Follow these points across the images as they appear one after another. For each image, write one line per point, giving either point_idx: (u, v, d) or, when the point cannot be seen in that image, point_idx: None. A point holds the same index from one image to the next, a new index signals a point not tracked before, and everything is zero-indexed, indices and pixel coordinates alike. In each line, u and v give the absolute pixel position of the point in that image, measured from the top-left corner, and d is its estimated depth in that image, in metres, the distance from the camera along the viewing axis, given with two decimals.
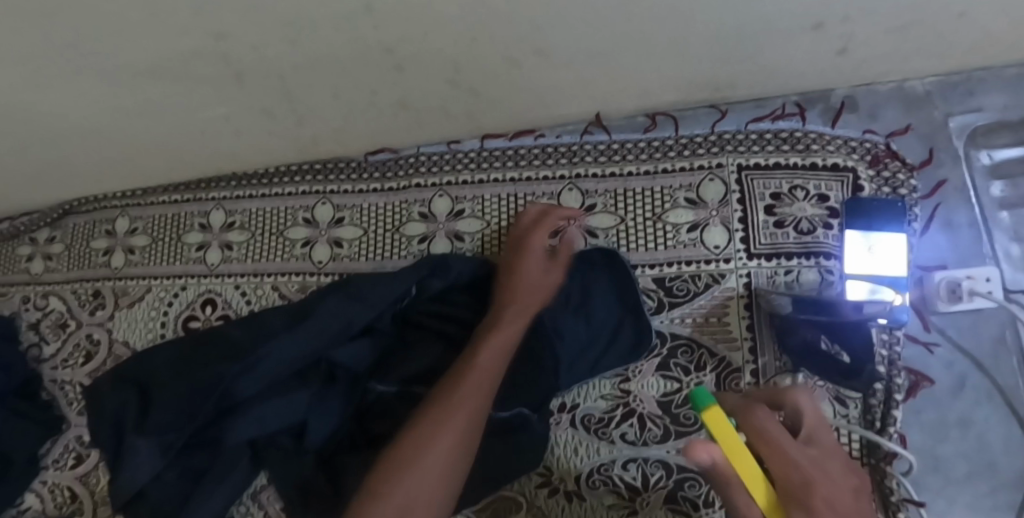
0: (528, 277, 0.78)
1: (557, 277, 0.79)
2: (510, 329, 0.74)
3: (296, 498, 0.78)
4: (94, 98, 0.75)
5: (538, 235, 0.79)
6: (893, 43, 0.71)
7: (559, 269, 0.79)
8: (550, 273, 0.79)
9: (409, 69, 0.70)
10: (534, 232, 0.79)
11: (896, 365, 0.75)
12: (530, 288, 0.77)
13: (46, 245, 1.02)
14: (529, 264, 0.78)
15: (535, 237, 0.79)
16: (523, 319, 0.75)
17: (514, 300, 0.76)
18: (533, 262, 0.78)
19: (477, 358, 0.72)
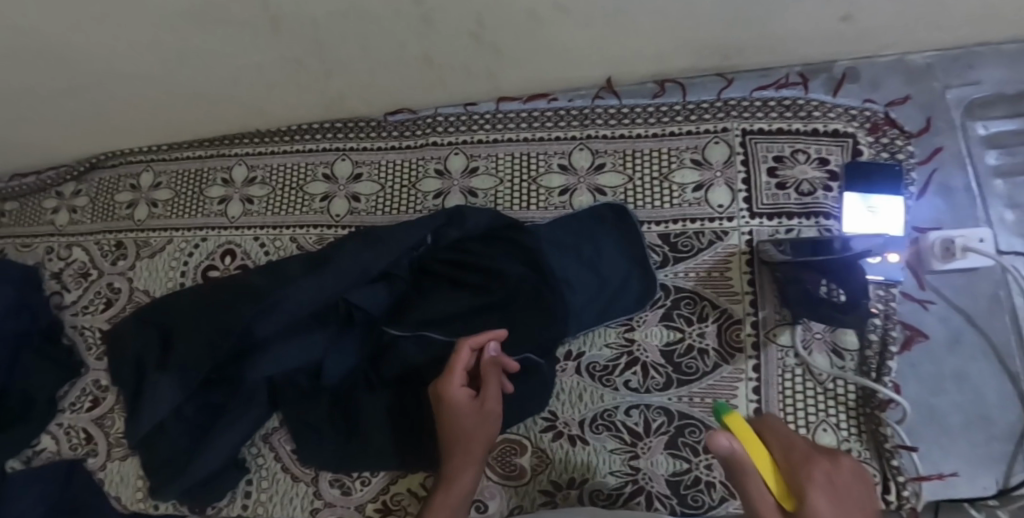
0: (479, 433, 0.74)
1: (492, 406, 0.74)
2: (461, 481, 0.73)
3: (310, 436, 0.82)
4: (134, 42, 0.79)
5: (458, 375, 0.73)
6: (894, 12, 0.75)
7: (492, 400, 0.74)
8: (485, 407, 0.74)
9: (434, 22, 0.74)
10: (454, 373, 0.73)
11: (892, 319, 0.77)
12: (472, 430, 0.73)
13: (71, 198, 1.05)
14: (462, 413, 0.73)
15: (455, 381, 0.73)
16: (472, 465, 0.73)
17: (459, 450, 0.73)
18: (476, 416, 0.73)
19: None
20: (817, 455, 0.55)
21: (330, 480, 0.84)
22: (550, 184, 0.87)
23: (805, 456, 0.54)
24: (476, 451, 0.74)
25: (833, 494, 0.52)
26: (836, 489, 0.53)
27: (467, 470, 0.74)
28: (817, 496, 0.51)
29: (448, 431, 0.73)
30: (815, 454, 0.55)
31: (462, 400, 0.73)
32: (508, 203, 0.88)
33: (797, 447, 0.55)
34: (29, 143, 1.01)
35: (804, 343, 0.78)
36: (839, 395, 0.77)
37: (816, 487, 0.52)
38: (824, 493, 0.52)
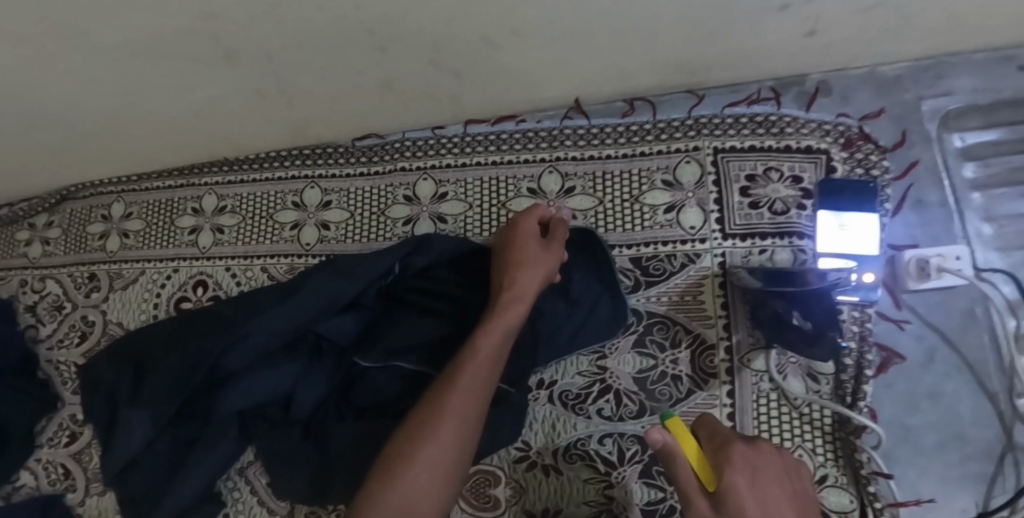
0: (534, 277, 0.74)
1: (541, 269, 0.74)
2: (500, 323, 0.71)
3: (282, 468, 0.81)
4: (90, 75, 0.78)
5: (528, 240, 0.76)
6: (862, 24, 0.73)
7: (546, 269, 0.75)
8: (535, 264, 0.74)
9: (391, 50, 0.72)
10: (525, 218, 0.77)
11: (866, 342, 0.76)
12: (520, 290, 0.73)
13: (43, 229, 1.05)
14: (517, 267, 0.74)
15: (525, 243, 0.75)
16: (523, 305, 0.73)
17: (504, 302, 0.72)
18: (537, 259, 0.75)
19: (461, 377, 0.69)
20: (739, 441, 0.59)
21: (306, 513, 0.84)
22: (520, 208, 0.86)
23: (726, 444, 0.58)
24: (518, 305, 0.73)
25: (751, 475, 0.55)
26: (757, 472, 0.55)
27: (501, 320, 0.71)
28: (736, 474, 0.54)
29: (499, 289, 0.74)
30: (738, 440, 0.59)
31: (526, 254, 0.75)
32: (478, 228, 0.87)
33: (722, 436, 0.59)
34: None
35: (778, 367, 0.77)
36: (815, 420, 0.76)
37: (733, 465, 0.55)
38: (745, 472, 0.55)
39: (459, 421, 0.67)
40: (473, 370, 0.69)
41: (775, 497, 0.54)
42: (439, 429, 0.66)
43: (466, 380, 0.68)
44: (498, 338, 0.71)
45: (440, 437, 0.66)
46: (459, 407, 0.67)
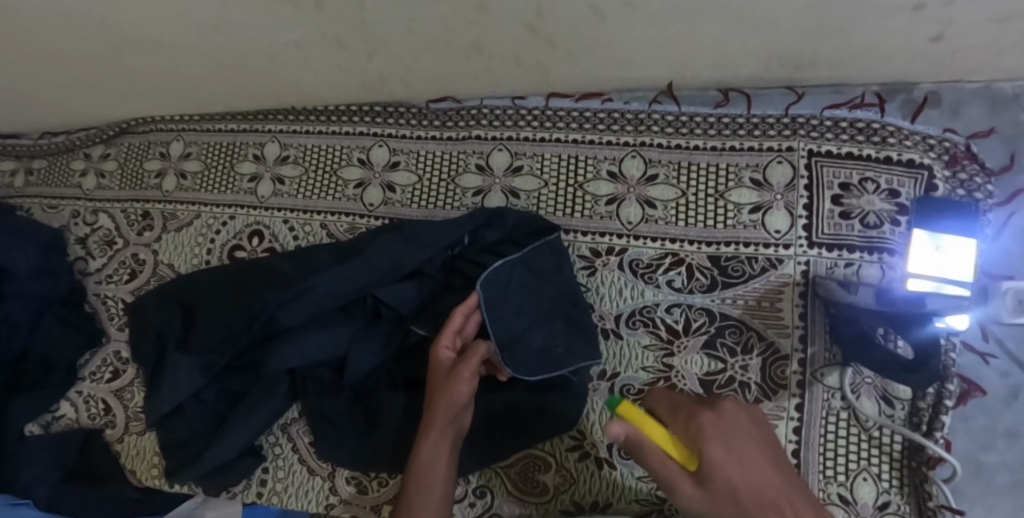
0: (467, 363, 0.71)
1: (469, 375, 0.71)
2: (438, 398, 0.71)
3: (328, 432, 0.80)
4: (168, 5, 0.75)
5: (444, 341, 0.73)
6: (995, 34, 0.67)
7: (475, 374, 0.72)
8: (460, 367, 0.71)
9: (492, 10, 0.68)
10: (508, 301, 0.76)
11: (951, 371, 0.73)
12: (453, 398, 0.70)
13: (99, 162, 1.03)
14: (440, 375, 0.72)
15: (440, 346, 0.73)
16: (455, 385, 0.70)
17: (433, 411, 0.71)
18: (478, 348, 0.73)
19: (427, 439, 0.70)
20: (700, 407, 0.57)
21: (347, 477, 0.83)
22: (597, 191, 0.83)
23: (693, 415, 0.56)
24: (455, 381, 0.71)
25: (730, 448, 0.54)
26: (730, 439, 0.55)
27: (436, 426, 0.70)
28: (716, 452, 0.53)
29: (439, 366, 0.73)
30: (702, 409, 0.57)
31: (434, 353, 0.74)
32: (551, 208, 0.83)
33: (686, 408, 0.57)
34: (59, 100, 0.99)
35: (853, 387, 0.74)
36: (884, 445, 0.73)
37: (711, 446, 0.53)
38: (719, 444, 0.54)
39: (436, 477, 0.69)
40: (435, 436, 0.70)
41: (759, 462, 0.54)
42: (428, 487, 0.69)
43: (433, 442, 0.70)
44: (440, 408, 0.70)
45: (423, 493, 0.69)
46: (435, 468, 0.70)
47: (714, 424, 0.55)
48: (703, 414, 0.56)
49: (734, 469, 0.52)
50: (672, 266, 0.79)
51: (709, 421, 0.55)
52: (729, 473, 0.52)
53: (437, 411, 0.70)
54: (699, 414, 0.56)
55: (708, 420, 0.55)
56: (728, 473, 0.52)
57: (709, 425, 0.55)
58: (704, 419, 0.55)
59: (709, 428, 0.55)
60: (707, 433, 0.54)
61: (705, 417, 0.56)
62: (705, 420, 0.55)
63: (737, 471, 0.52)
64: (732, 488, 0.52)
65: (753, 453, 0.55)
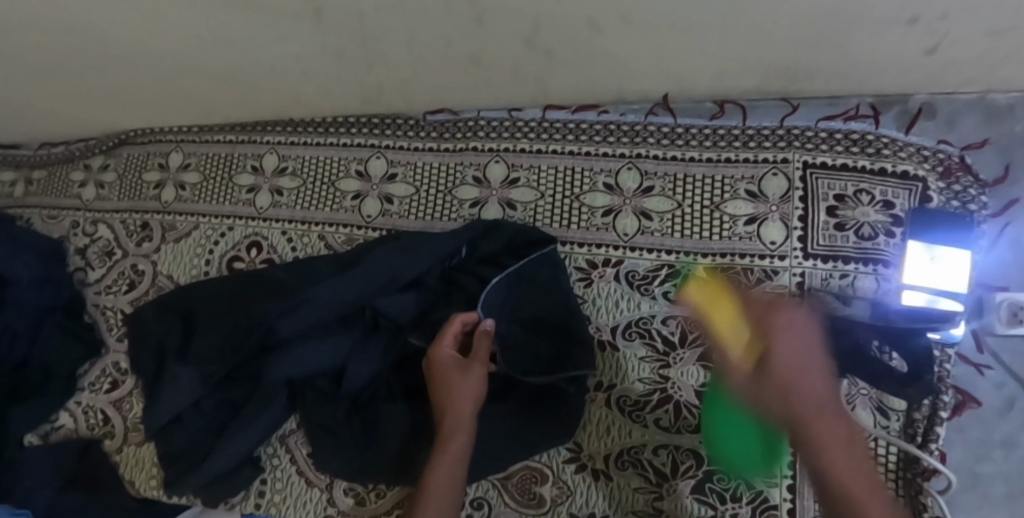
0: (476, 360, 0.74)
1: (484, 370, 0.74)
2: (453, 391, 0.72)
3: (327, 443, 0.80)
4: (168, 20, 0.75)
5: (447, 341, 0.75)
6: (989, 46, 0.68)
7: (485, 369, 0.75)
8: (475, 364, 0.74)
9: (489, 23, 0.69)
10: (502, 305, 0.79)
11: (946, 383, 0.74)
12: (467, 391, 0.72)
13: (99, 172, 1.04)
14: (451, 372, 0.73)
15: (443, 346, 0.75)
16: (470, 379, 0.73)
17: (450, 403, 0.72)
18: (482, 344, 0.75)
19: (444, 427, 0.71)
20: (779, 303, 0.57)
21: (345, 488, 0.83)
22: (593, 203, 0.83)
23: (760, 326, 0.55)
24: (468, 376, 0.73)
25: (796, 341, 0.54)
26: (802, 343, 0.54)
27: (453, 415, 0.71)
28: (777, 334, 0.54)
29: (444, 364, 0.74)
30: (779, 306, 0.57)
31: (438, 355, 0.75)
32: (548, 219, 0.84)
33: (765, 302, 0.58)
34: (59, 111, 0.99)
35: (847, 398, 0.73)
36: (879, 457, 0.73)
37: (778, 337, 0.54)
38: (787, 339, 0.54)
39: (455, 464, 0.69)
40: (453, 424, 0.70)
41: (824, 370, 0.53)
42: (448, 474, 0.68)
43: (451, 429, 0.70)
44: (457, 399, 0.72)
45: (443, 481, 0.68)
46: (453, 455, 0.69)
47: (786, 326, 0.55)
48: (779, 311, 0.56)
49: (793, 391, 0.51)
50: (668, 277, 0.80)
51: (778, 313, 0.56)
52: (784, 357, 0.52)
53: (453, 403, 0.72)
54: (775, 309, 0.56)
55: (781, 316, 0.56)
56: (787, 376, 0.51)
57: (779, 319, 0.55)
58: (779, 318, 0.55)
59: (779, 323, 0.55)
60: (777, 330, 0.54)
61: (781, 314, 0.56)
62: (779, 314, 0.56)
63: (792, 355, 0.53)
64: (785, 371, 0.52)
65: (823, 363, 0.53)
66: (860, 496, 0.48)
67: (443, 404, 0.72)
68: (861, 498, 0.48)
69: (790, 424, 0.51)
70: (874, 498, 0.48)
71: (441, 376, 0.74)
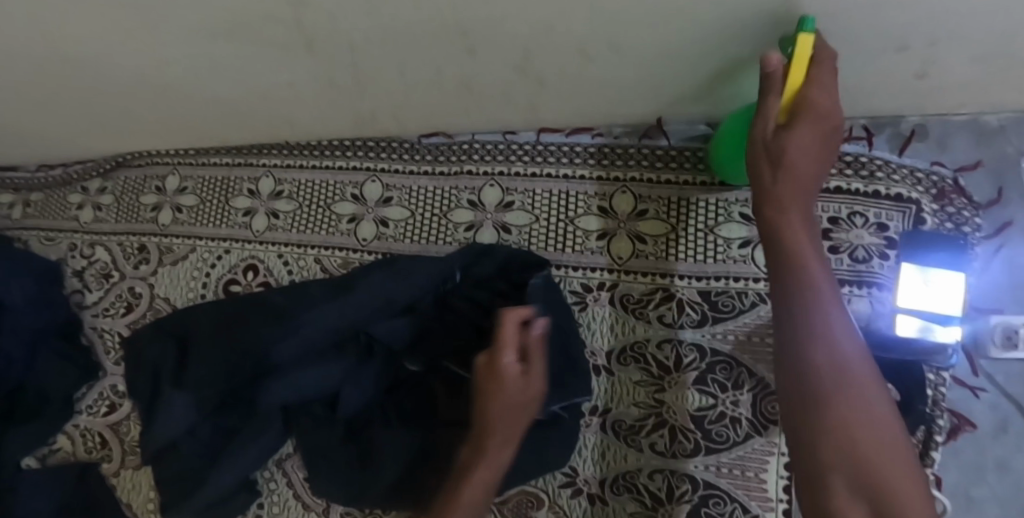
0: (534, 375, 0.71)
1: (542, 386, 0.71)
2: (506, 404, 0.69)
3: (323, 468, 0.81)
4: (161, 52, 0.75)
5: (508, 349, 0.70)
6: (981, 70, 0.68)
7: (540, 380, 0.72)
8: (534, 375, 0.71)
9: (480, 53, 0.69)
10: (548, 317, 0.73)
11: (940, 407, 0.74)
12: (520, 403, 0.70)
13: (96, 195, 1.04)
14: (510, 384, 0.70)
15: (505, 355, 0.69)
16: (528, 394, 0.70)
17: (499, 417, 0.69)
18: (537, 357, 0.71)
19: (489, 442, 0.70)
20: (815, 110, 0.57)
21: (341, 512, 0.84)
22: (588, 226, 0.84)
23: (817, 52, 0.57)
24: (524, 389, 0.70)
25: (799, 177, 0.59)
26: (807, 159, 0.59)
27: (499, 429, 0.70)
28: (792, 147, 0.58)
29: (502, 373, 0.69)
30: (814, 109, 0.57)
31: (500, 363, 0.70)
32: (543, 243, 0.84)
33: (809, 93, 0.57)
34: (54, 136, 0.99)
35: None
36: None
37: (791, 155, 0.58)
38: (796, 161, 0.58)
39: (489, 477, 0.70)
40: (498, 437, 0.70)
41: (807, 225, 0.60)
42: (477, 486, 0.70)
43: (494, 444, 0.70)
44: (508, 413, 0.70)
45: (475, 489, 0.70)
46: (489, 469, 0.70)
47: (805, 147, 0.58)
48: (801, 121, 0.57)
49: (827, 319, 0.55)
50: (663, 301, 0.80)
51: (805, 142, 0.58)
52: (779, 179, 0.59)
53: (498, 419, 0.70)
54: (802, 112, 0.57)
55: (802, 128, 0.58)
56: (778, 196, 0.60)
57: (801, 140, 0.58)
58: (800, 127, 0.58)
59: (798, 142, 0.58)
60: (791, 143, 0.58)
61: (800, 130, 0.58)
62: (802, 130, 0.58)
63: (787, 193, 0.59)
64: (778, 181, 0.59)
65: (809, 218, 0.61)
66: (840, 359, 0.53)
67: (490, 414, 0.70)
68: (843, 363, 0.53)
69: (773, 197, 0.60)
70: (859, 362, 0.53)
71: (495, 385, 0.69)
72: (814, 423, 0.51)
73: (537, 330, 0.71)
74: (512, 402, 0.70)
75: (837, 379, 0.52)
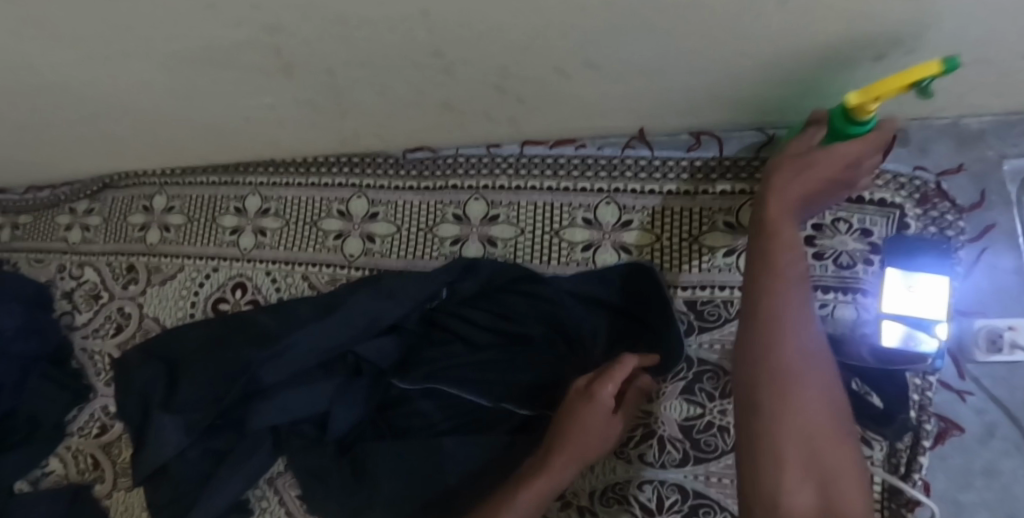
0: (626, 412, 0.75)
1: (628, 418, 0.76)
2: (601, 437, 0.72)
3: (316, 487, 0.80)
4: (138, 78, 0.75)
5: (615, 379, 0.71)
6: (957, 76, 0.68)
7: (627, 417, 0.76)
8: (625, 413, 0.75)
9: (457, 72, 0.69)
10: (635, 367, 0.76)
11: (927, 411, 0.75)
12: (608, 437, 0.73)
13: (84, 215, 1.04)
14: (600, 408, 0.71)
15: (610, 383, 0.71)
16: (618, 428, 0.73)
17: (590, 446, 0.71)
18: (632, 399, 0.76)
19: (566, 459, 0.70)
20: (838, 151, 0.63)
21: None
22: (573, 237, 0.84)
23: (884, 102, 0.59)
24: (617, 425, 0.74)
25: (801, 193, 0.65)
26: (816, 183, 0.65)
27: (582, 459, 0.71)
28: (805, 166, 0.65)
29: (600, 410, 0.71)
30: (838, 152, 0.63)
31: (602, 388, 0.71)
32: (529, 256, 0.85)
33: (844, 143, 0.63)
34: (38, 161, 0.99)
35: None
36: None
37: (796, 179, 0.65)
38: (802, 180, 0.65)
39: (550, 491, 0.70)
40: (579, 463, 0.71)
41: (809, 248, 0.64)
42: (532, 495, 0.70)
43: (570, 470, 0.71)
44: (598, 447, 0.72)
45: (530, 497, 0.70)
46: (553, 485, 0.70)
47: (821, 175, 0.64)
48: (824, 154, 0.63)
49: (794, 315, 0.60)
50: None
51: (818, 170, 0.64)
52: (785, 187, 0.65)
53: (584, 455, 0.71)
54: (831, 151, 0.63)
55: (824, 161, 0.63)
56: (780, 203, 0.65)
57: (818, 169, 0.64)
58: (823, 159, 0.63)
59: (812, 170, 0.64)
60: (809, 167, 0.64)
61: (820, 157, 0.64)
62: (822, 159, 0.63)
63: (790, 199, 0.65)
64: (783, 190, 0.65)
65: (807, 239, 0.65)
66: (803, 369, 0.57)
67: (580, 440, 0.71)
68: (804, 372, 0.57)
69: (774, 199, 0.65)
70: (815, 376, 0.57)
71: (587, 405, 0.71)
72: (765, 402, 0.56)
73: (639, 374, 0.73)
74: (605, 432, 0.72)
75: (797, 377, 0.57)
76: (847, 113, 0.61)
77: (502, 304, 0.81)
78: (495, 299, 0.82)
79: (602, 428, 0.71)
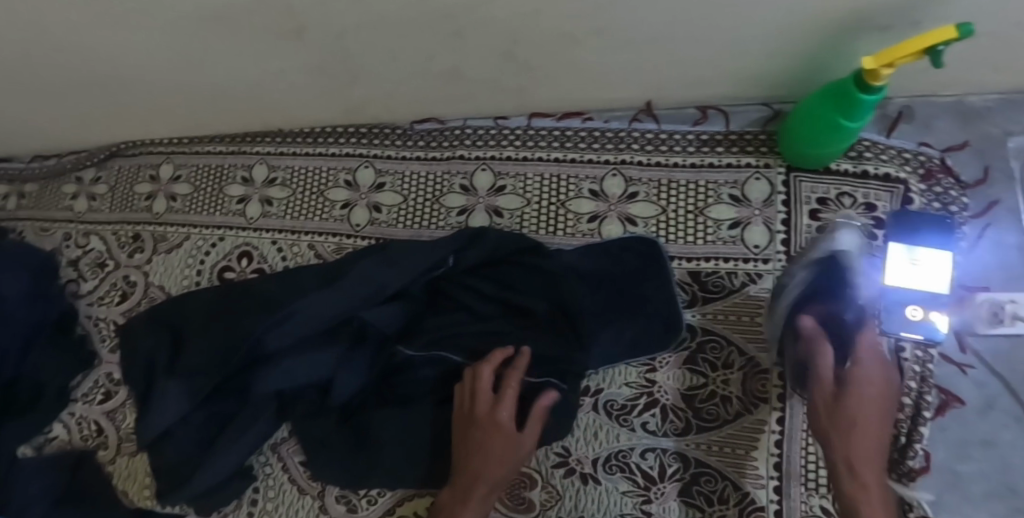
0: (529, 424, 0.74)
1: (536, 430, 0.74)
2: (494, 449, 0.72)
3: (320, 452, 0.81)
4: (149, 40, 0.75)
5: (509, 403, 0.74)
6: (962, 49, 0.68)
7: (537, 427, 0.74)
8: (530, 426, 0.74)
9: (467, 37, 0.69)
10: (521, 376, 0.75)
11: (927, 382, 0.76)
12: (503, 448, 0.72)
13: (90, 185, 1.05)
14: (499, 429, 0.73)
15: (505, 406, 0.73)
16: (518, 439, 0.73)
17: (483, 462, 0.72)
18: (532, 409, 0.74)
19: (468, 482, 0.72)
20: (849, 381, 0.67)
21: (337, 495, 0.84)
22: (579, 209, 0.84)
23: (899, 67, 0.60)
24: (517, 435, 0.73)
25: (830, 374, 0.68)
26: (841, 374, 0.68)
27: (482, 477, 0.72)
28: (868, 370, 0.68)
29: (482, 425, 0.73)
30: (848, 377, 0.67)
31: (495, 413, 0.73)
32: (534, 226, 0.85)
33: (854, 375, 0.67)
34: (47, 128, 1.00)
35: None
36: None
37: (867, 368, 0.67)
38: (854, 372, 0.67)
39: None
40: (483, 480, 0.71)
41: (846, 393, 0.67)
42: None
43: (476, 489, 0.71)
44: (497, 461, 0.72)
45: None
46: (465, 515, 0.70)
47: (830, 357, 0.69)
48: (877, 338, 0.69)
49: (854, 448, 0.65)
50: None
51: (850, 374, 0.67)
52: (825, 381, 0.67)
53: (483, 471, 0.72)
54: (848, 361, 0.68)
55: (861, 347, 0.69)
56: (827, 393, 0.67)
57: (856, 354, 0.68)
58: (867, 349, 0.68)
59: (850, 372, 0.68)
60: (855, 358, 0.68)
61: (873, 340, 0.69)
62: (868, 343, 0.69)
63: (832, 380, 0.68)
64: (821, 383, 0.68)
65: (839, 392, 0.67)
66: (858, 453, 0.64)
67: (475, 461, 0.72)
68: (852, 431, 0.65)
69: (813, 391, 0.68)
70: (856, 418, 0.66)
71: (487, 431, 0.73)
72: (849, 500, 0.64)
73: (542, 401, 0.74)
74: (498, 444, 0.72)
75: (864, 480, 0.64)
76: (862, 80, 0.63)
77: (506, 273, 0.81)
78: (500, 270, 0.82)
79: (489, 440, 0.72)
